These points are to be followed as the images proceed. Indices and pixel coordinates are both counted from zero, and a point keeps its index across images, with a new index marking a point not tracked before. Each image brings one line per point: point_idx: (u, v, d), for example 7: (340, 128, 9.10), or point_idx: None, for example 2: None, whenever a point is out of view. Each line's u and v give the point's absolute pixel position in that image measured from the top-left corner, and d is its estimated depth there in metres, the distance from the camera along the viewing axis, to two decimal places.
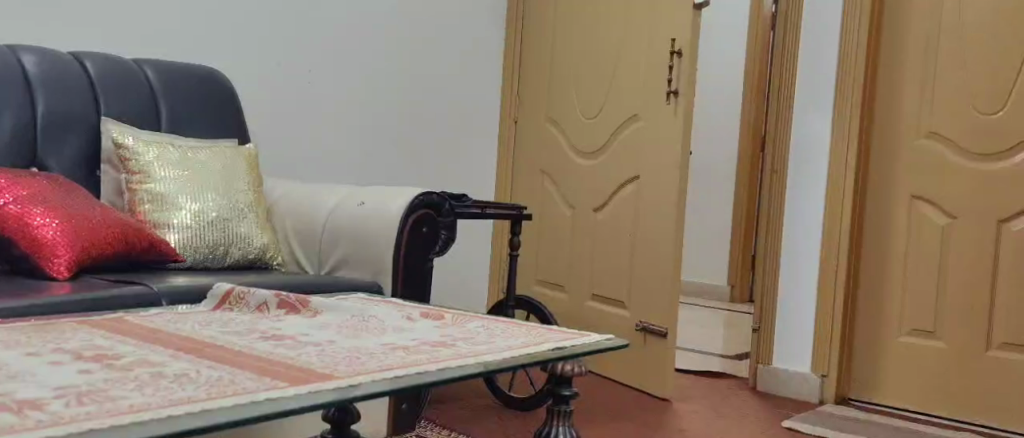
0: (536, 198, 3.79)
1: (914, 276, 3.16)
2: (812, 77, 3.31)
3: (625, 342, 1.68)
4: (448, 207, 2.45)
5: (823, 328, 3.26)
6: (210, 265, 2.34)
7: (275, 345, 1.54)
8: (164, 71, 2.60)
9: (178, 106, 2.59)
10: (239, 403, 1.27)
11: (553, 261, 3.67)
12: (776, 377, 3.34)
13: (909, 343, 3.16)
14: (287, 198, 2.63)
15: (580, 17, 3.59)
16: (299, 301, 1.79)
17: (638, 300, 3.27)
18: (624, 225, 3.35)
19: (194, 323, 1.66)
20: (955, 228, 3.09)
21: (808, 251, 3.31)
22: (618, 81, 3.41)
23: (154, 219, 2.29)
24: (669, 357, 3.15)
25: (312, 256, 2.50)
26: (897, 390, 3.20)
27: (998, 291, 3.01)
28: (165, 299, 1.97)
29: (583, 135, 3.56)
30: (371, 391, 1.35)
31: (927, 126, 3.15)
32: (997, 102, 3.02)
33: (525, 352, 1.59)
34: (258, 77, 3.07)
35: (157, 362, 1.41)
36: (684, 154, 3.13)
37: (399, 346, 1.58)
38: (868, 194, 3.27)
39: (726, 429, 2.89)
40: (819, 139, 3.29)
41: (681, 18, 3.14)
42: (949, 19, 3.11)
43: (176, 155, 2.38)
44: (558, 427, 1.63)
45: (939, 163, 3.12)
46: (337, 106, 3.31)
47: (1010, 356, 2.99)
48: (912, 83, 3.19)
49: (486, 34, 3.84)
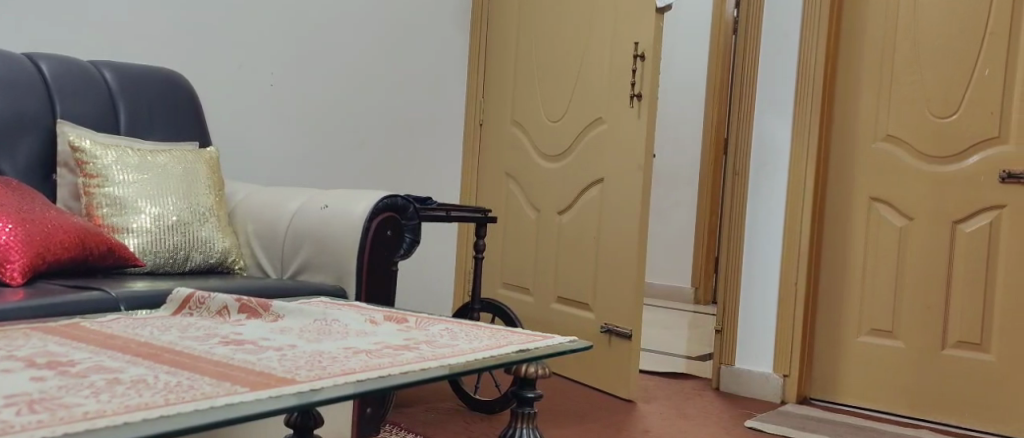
0: (500, 201, 3.80)
1: (873, 277, 3.20)
2: (773, 80, 3.35)
3: (588, 345, 1.68)
4: (413, 209, 2.44)
5: (784, 329, 3.28)
6: (170, 270, 2.32)
7: (234, 350, 1.53)
8: (123, 73, 2.58)
9: (137, 108, 2.56)
10: (196, 409, 1.26)
11: (517, 264, 3.68)
12: (739, 378, 3.37)
13: (868, 343, 3.20)
14: (248, 201, 2.61)
15: (543, 20, 3.61)
16: (260, 305, 1.78)
17: (602, 302, 3.28)
18: (588, 228, 3.36)
19: (152, 328, 1.65)
20: (912, 229, 3.13)
21: (769, 253, 3.34)
22: (582, 84, 3.42)
23: (112, 224, 2.27)
24: (633, 358, 3.16)
25: (274, 261, 2.49)
26: (856, 389, 3.23)
27: (953, 292, 3.05)
28: (123, 304, 1.95)
29: (548, 138, 3.58)
30: (332, 395, 1.35)
31: (884, 130, 3.20)
32: (951, 105, 3.07)
33: (489, 354, 1.59)
34: (219, 80, 3.05)
35: (113, 368, 1.40)
36: (647, 156, 3.15)
37: (362, 350, 1.57)
38: (828, 195, 3.30)
39: (688, 429, 2.91)
40: (780, 141, 3.32)
41: (643, 21, 3.16)
42: (905, 24, 3.15)
43: (135, 158, 2.36)
44: (521, 429, 1.64)
45: (896, 165, 3.17)
46: (300, 108, 3.30)
47: (964, 355, 3.04)
48: (869, 86, 3.23)
49: (450, 36, 3.84)
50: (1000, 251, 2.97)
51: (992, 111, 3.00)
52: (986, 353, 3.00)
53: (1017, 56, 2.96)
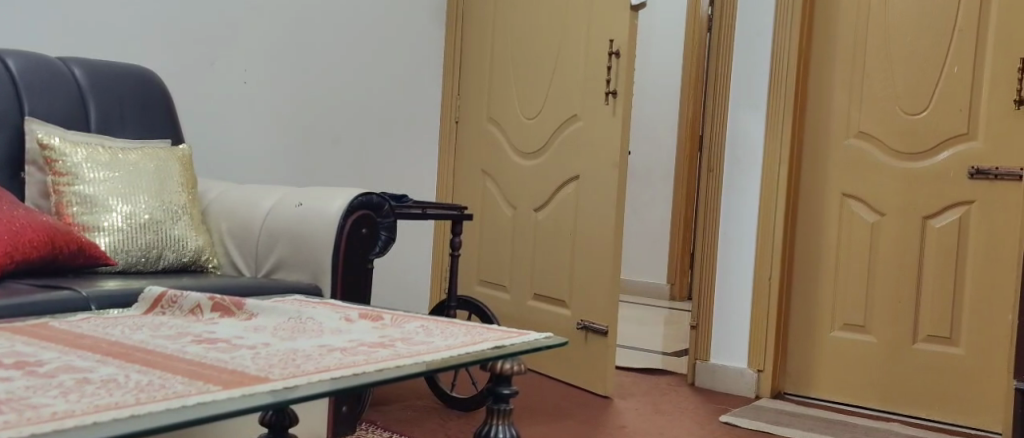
0: (477, 198, 3.80)
1: (845, 272, 3.22)
2: (747, 77, 3.36)
3: (563, 340, 1.69)
4: (389, 207, 2.42)
5: (759, 324, 3.30)
6: (142, 269, 2.31)
7: (207, 349, 1.52)
8: (93, 71, 2.55)
9: (107, 107, 2.54)
10: (167, 408, 1.26)
11: (494, 261, 3.68)
12: (714, 373, 3.38)
13: (840, 338, 3.23)
14: (222, 199, 2.60)
15: (519, 17, 3.61)
16: (233, 304, 1.77)
17: (578, 299, 3.29)
18: (563, 224, 3.37)
19: (123, 327, 1.64)
20: (883, 225, 3.16)
21: (744, 249, 3.36)
22: (558, 82, 3.43)
23: (82, 222, 2.25)
24: (610, 355, 3.17)
25: (248, 259, 2.48)
26: (827, 383, 3.26)
27: (924, 287, 3.08)
28: (93, 304, 1.94)
29: (523, 135, 3.58)
30: (306, 393, 1.35)
31: (856, 126, 3.22)
32: (921, 102, 3.09)
33: (464, 351, 1.59)
34: (190, 77, 3.03)
35: (82, 368, 1.39)
36: (623, 153, 3.16)
37: (337, 347, 1.57)
38: (801, 191, 3.32)
39: (664, 424, 2.93)
40: (754, 138, 3.34)
41: (618, 19, 3.17)
42: (876, 21, 3.18)
43: (105, 156, 2.35)
44: (497, 426, 1.65)
45: (868, 161, 3.19)
46: (274, 106, 3.29)
47: (933, 348, 3.07)
48: (841, 83, 3.25)
49: (426, 34, 3.84)
50: (969, 247, 3.01)
51: (961, 108, 3.02)
52: (955, 347, 3.03)
53: (985, 54, 2.98)
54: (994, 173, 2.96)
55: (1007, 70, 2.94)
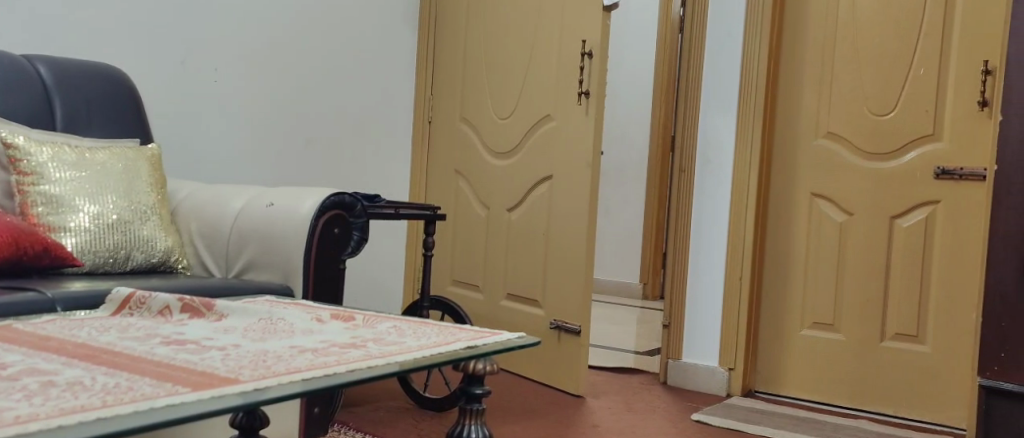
0: (450, 198, 3.80)
1: (815, 271, 3.25)
2: (717, 77, 3.38)
3: (535, 340, 1.69)
4: (361, 207, 2.42)
5: (730, 323, 3.32)
6: (111, 269, 2.29)
7: (176, 351, 1.52)
8: (58, 69, 2.53)
9: (74, 107, 2.52)
10: (135, 411, 1.25)
11: (467, 261, 3.68)
12: (686, 372, 3.40)
13: (810, 336, 3.25)
14: (191, 199, 2.59)
15: (491, 17, 3.61)
16: (203, 305, 1.76)
17: (551, 298, 3.29)
18: (536, 224, 3.37)
19: (90, 329, 1.63)
20: (852, 225, 3.19)
21: (714, 249, 3.38)
22: (531, 82, 3.43)
23: (48, 222, 2.23)
24: (583, 355, 3.18)
25: (218, 259, 2.47)
26: (797, 381, 3.28)
27: (892, 285, 3.11)
28: (59, 305, 1.92)
29: (496, 136, 3.58)
30: (277, 395, 1.34)
31: (826, 127, 3.25)
32: (888, 103, 3.12)
33: (436, 351, 1.59)
34: (158, 76, 3.01)
35: (48, 371, 1.37)
36: (595, 153, 3.16)
37: (308, 348, 1.56)
38: (772, 191, 3.34)
39: (636, 423, 2.94)
40: (725, 138, 3.36)
41: (591, 19, 3.18)
42: (845, 22, 3.20)
43: (72, 155, 2.32)
44: (469, 426, 1.65)
45: (837, 162, 3.22)
46: (245, 106, 3.27)
47: (901, 346, 3.10)
48: (810, 84, 3.27)
49: (398, 34, 3.83)
50: (935, 246, 3.04)
51: (927, 109, 3.05)
52: (922, 345, 3.07)
53: (950, 56, 3.02)
54: (959, 174, 2.99)
55: (971, 72, 2.97)
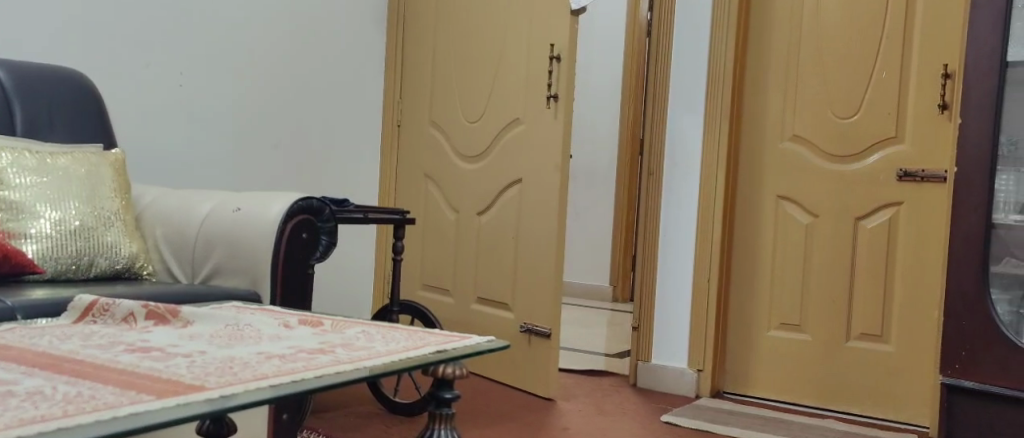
0: (418, 202, 3.79)
1: (782, 272, 3.27)
2: (684, 80, 3.40)
3: (504, 343, 1.68)
4: (329, 211, 2.42)
5: (699, 324, 3.33)
6: (73, 276, 2.26)
7: (140, 358, 1.50)
8: (18, 74, 2.50)
9: (35, 112, 2.50)
10: (97, 420, 1.24)
11: (436, 265, 3.67)
12: (656, 374, 3.41)
13: (777, 337, 3.27)
14: (156, 204, 2.56)
15: (459, 21, 3.61)
16: (168, 311, 1.74)
17: (521, 302, 3.29)
18: (505, 227, 3.38)
19: (51, 338, 1.61)
20: (818, 226, 3.21)
21: (682, 251, 3.39)
22: (499, 86, 3.43)
23: (8, 229, 2.20)
24: (553, 357, 3.18)
25: (184, 266, 2.44)
26: (764, 381, 3.30)
27: (857, 285, 3.14)
28: (20, 313, 1.90)
29: (464, 138, 3.59)
30: (243, 401, 1.33)
31: (791, 130, 3.27)
32: (852, 106, 3.15)
33: (403, 356, 1.58)
34: (123, 80, 2.98)
35: (7, 381, 1.36)
36: (564, 155, 3.17)
37: (276, 354, 1.55)
38: (738, 193, 3.36)
39: (605, 425, 2.95)
40: (692, 141, 3.38)
41: (558, 23, 3.18)
42: (808, 25, 3.23)
43: (33, 161, 2.30)
44: (438, 430, 1.64)
45: (803, 164, 3.24)
46: (212, 110, 3.24)
47: (866, 346, 3.13)
48: (775, 87, 3.30)
49: (365, 38, 3.82)
50: (899, 246, 3.07)
51: (890, 112, 3.08)
52: (886, 344, 3.10)
53: (912, 59, 3.05)
54: (921, 175, 3.03)
55: (932, 74, 3.01)
